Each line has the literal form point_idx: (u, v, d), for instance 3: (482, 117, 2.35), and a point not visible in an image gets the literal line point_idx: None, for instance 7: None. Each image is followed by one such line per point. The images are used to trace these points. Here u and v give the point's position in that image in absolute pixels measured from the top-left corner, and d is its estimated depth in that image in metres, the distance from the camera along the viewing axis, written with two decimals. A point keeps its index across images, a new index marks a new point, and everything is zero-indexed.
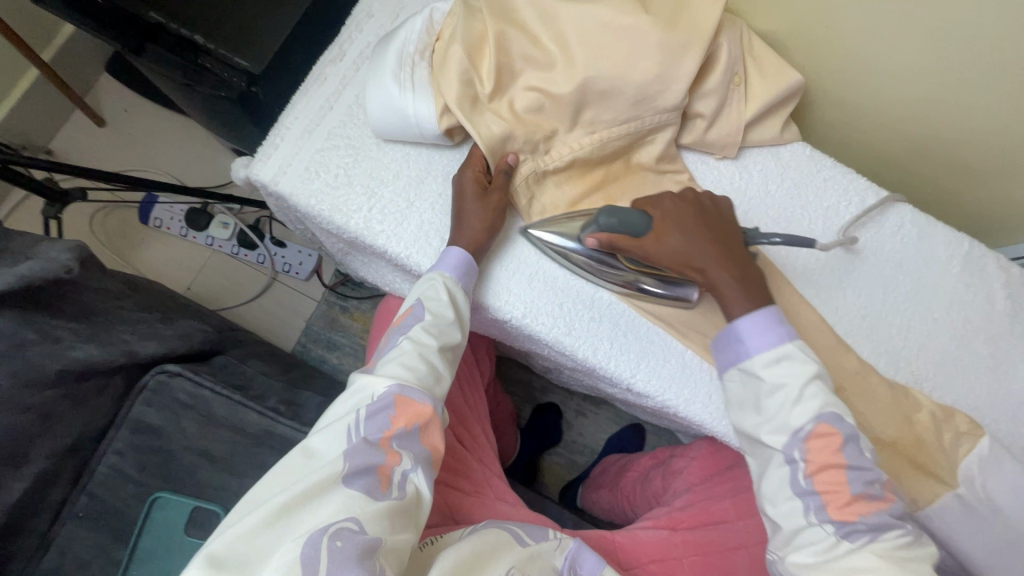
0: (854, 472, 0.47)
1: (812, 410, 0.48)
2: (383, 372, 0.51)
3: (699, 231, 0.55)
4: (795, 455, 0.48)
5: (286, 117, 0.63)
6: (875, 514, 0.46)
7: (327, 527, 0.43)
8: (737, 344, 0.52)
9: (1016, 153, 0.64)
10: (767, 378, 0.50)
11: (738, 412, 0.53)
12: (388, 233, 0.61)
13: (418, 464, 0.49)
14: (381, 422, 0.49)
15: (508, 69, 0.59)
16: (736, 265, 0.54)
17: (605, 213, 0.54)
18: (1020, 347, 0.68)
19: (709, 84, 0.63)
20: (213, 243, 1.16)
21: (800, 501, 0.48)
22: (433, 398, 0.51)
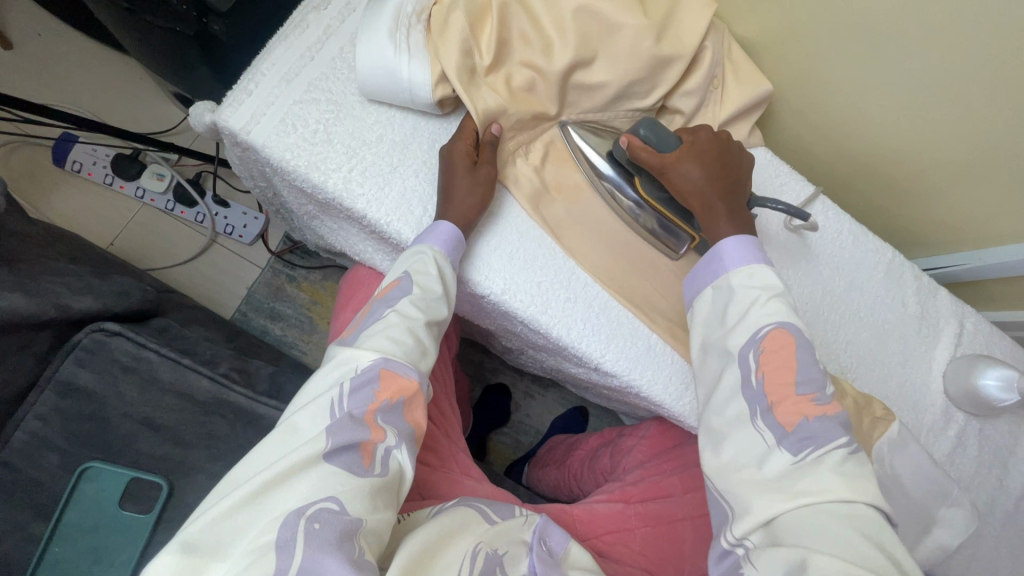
0: (803, 379, 0.47)
1: (775, 315, 0.50)
2: (368, 347, 0.49)
3: (710, 163, 0.57)
4: (749, 360, 0.49)
5: (262, 62, 0.58)
6: (815, 417, 0.45)
7: (307, 507, 0.41)
8: (720, 258, 0.55)
9: (942, 176, 0.73)
10: (738, 289, 0.53)
11: (704, 327, 0.55)
12: (368, 198, 0.58)
13: (402, 441, 0.47)
14: (364, 397, 0.47)
15: (506, 44, 0.59)
16: (733, 204, 0.57)
17: (646, 124, 0.59)
18: (920, 346, 0.79)
19: (692, 83, 0.65)
20: (144, 195, 1.05)
21: (749, 405, 0.48)
22: (418, 374, 0.50)
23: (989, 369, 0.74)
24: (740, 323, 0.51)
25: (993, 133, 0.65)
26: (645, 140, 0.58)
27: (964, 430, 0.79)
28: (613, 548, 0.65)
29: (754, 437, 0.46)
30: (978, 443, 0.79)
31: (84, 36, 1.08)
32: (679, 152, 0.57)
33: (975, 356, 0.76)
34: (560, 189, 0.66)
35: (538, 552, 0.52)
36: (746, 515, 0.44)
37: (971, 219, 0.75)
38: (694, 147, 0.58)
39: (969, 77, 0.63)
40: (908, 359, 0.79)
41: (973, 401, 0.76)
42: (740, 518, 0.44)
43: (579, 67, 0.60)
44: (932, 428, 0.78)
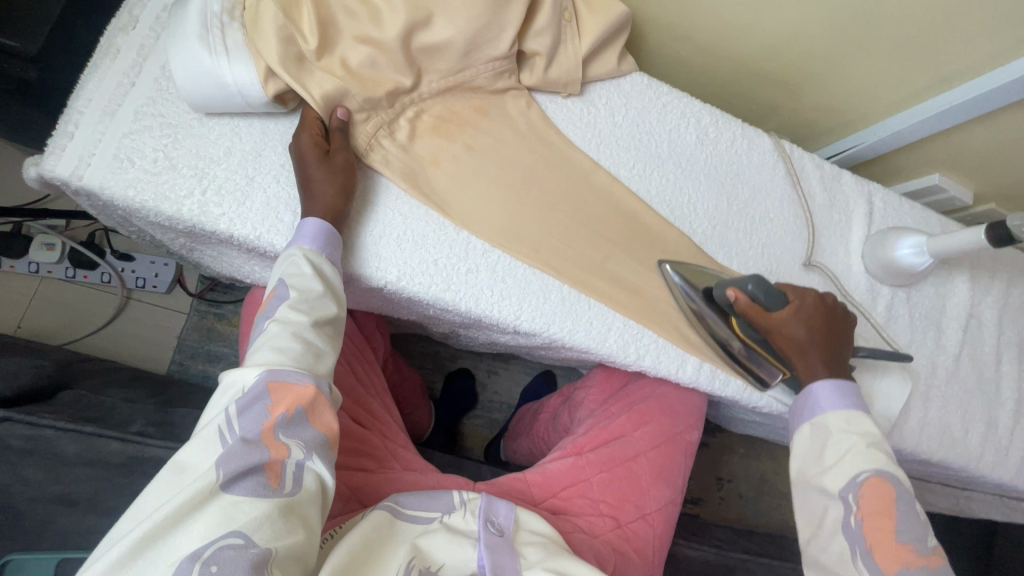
0: (903, 526, 0.51)
1: (874, 462, 0.54)
2: (253, 364, 0.49)
3: (818, 327, 0.61)
4: (849, 501, 0.53)
5: (78, 100, 0.54)
6: (919, 567, 0.49)
7: (204, 549, 0.41)
8: (817, 401, 0.59)
9: (820, 59, 0.74)
10: (834, 430, 0.57)
11: (800, 462, 0.59)
12: (231, 216, 0.55)
13: (311, 452, 0.48)
14: (256, 417, 0.47)
15: (331, 22, 0.56)
16: (831, 361, 0.61)
17: (755, 281, 0.60)
18: (835, 232, 0.80)
19: (540, 22, 0.64)
20: (39, 269, 1.00)
21: (848, 544, 0.52)
22: (314, 378, 0.51)
23: (902, 239, 0.76)
24: (838, 466, 0.55)
25: (857, 7, 0.66)
26: (753, 295, 0.60)
27: (893, 303, 0.80)
28: (571, 502, 0.65)
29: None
30: (909, 311, 0.81)
31: None
32: (786, 313, 0.60)
33: (887, 231, 0.78)
34: (437, 161, 0.63)
35: (486, 538, 0.53)
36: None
37: (862, 93, 0.76)
38: (801, 312, 0.60)
39: None
40: (828, 248, 0.80)
41: (893, 274, 0.77)
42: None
43: (417, 30, 0.58)
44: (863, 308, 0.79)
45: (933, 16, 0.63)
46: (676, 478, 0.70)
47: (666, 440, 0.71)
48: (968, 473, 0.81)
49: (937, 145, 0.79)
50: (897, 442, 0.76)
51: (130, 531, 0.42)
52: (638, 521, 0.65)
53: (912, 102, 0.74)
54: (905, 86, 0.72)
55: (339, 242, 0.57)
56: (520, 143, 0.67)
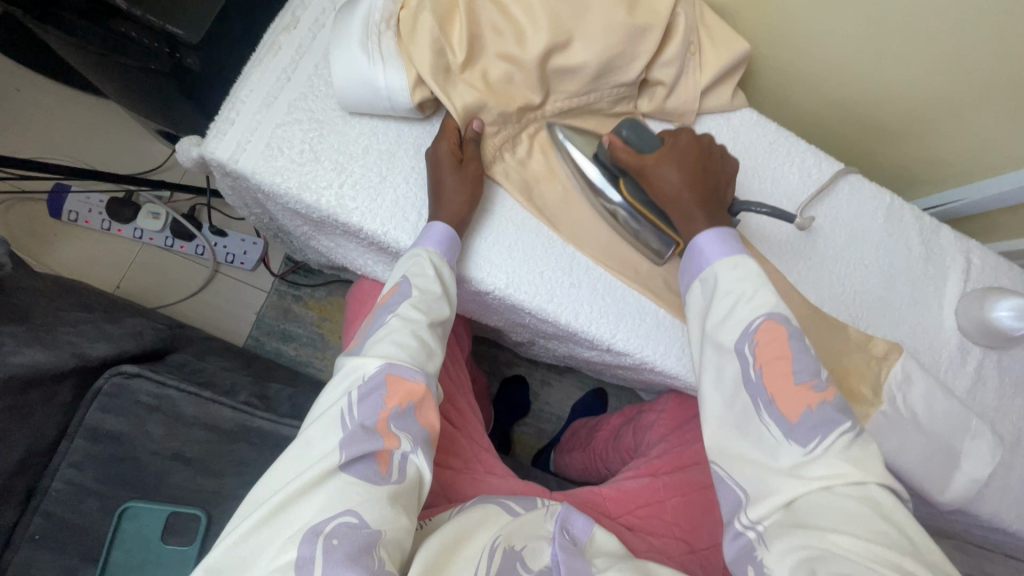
0: (800, 364, 0.47)
1: (765, 307, 0.50)
2: (373, 354, 0.52)
3: (692, 168, 0.57)
4: (746, 353, 0.49)
5: (240, 90, 0.58)
6: (820, 405, 0.46)
7: (324, 525, 0.44)
8: (700, 254, 0.55)
9: (929, 114, 0.74)
10: (721, 287, 0.53)
11: (693, 318, 0.55)
12: (363, 211, 0.59)
13: (416, 445, 0.50)
14: (374, 405, 0.50)
15: (477, 38, 0.59)
16: (710, 208, 0.56)
17: (628, 125, 0.59)
18: (930, 284, 0.79)
19: (669, 53, 0.65)
20: (142, 235, 1.06)
21: (750, 398, 0.48)
22: (425, 375, 0.53)
23: (1001, 300, 0.74)
24: (730, 318, 0.51)
25: (979, 67, 0.65)
26: (628, 140, 0.59)
27: (983, 364, 0.79)
28: (645, 521, 0.66)
29: (761, 432, 0.47)
30: (999, 374, 0.79)
31: (60, 84, 1.07)
32: (659, 154, 0.57)
33: (986, 289, 0.76)
34: (552, 176, 0.66)
35: (560, 540, 0.54)
36: (764, 499, 0.45)
37: (974, 151, 0.75)
38: (674, 153, 0.57)
39: (934, 20, 0.64)
40: (920, 300, 0.79)
41: (989, 335, 0.76)
42: (759, 502, 0.45)
43: (554, 52, 0.60)
44: (951, 365, 0.78)
45: None
46: None
47: None
48: None
49: None
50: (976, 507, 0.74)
51: (264, 500, 0.45)
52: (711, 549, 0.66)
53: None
54: (1015, 151, 0.71)
55: (458, 246, 0.60)
56: None
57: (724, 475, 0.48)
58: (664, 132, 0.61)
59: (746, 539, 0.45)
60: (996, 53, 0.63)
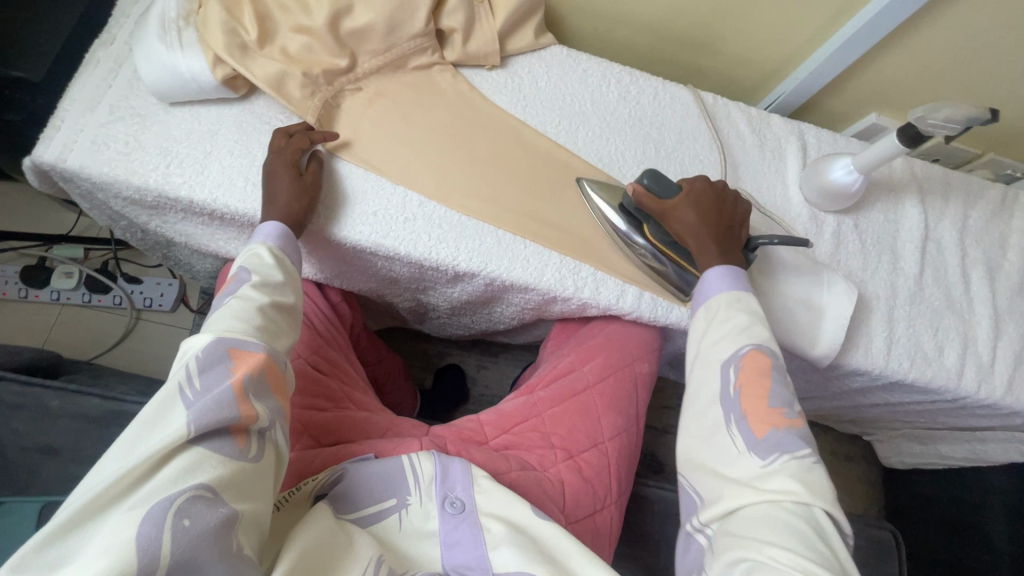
0: (777, 392, 0.52)
1: (756, 339, 0.56)
2: (213, 334, 0.51)
3: (708, 210, 0.64)
4: (729, 374, 0.54)
5: (65, 102, 0.65)
6: (784, 429, 0.50)
7: (175, 500, 0.40)
8: (711, 280, 0.61)
9: (723, 11, 0.81)
10: (731, 308, 0.59)
11: (689, 335, 0.61)
12: (191, 184, 0.64)
13: (272, 421, 0.49)
14: (221, 378, 0.48)
15: (268, 18, 0.66)
16: (725, 249, 0.63)
17: (650, 175, 0.66)
18: (771, 168, 0.84)
19: (451, 3, 0.73)
20: (60, 297, 1.11)
21: (723, 414, 0.53)
22: (271, 351, 0.53)
23: (833, 163, 0.78)
24: (722, 339, 0.57)
25: None
26: (648, 187, 0.65)
27: (840, 230, 0.82)
28: (524, 437, 0.66)
29: (724, 442, 0.52)
30: (858, 236, 0.82)
31: None
32: (678, 200, 0.64)
33: (820, 159, 0.81)
34: (373, 126, 0.71)
35: (449, 516, 0.54)
36: (714, 505, 0.50)
37: (780, 28, 0.82)
38: (693, 197, 0.65)
39: None
40: (765, 184, 0.83)
41: (830, 198, 0.80)
42: (710, 507, 0.50)
43: (341, 17, 0.67)
44: (808, 235, 0.81)
45: None
46: (628, 411, 0.70)
47: (615, 372, 0.72)
48: (953, 395, 0.79)
49: (860, 80, 0.88)
50: (860, 361, 0.76)
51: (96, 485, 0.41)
52: (590, 451, 0.65)
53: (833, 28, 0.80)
54: (814, 17, 0.79)
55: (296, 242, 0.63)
56: (450, 110, 0.74)
57: (689, 485, 0.54)
58: (680, 180, 0.68)
59: (700, 539, 0.50)
60: None
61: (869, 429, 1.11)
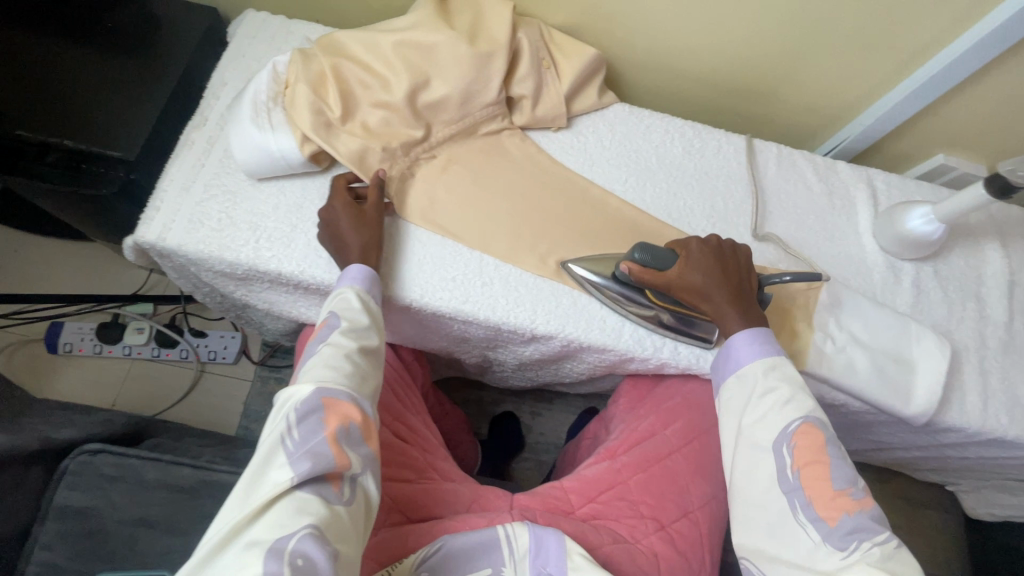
0: (838, 472, 0.50)
1: (800, 410, 0.54)
2: (309, 379, 0.51)
3: (718, 272, 0.63)
4: (783, 453, 0.52)
5: (162, 182, 0.68)
6: (857, 512, 0.48)
7: (286, 543, 0.42)
8: (734, 356, 0.60)
9: (787, 62, 0.81)
10: (761, 384, 0.57)
11: (728, 415, 0.58)
12: (280, 257, 0.66)
13: (365, 467, 0.49)
14: (317, 426, 0.48)
15: (350, 96, 0.69)
16: (744, 308, 0.62)
17: (639, 249, 0.64)
18: (842, 215, 0.82)
19: (522, 70, 0.74)
20: (131, 352, 1.15)
21: (787, 500, 0.51)
22: (361, 395, 0.52)
23: (910, 212, 0.76)
24: (767, 417, 0.55)
25: (812, 13, 0.74)
26: (643, 261, 0.63)
27: (919, 278, 0.79)
28: (612, 505, 0.65)
29: (796, 531, 0.49)
30: (939, 284, 0.79)
31: (49, 237, 1.21)
32: (679, 267, 0.63)
33: (894, 208, 0.79)
34: (447, 193, 0.72)
35: None
36: None
37: (845, 77, 0.82)
38: (693, 262, 0.63)
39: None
40: (837, 233, 0.81)
41: (909, 247, 0.77)
42: None
43: (419, 90, 0.69)
44: (886, 285, 0.79)
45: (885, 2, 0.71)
46: (713, 475, 0.69)
47: (697, 435, 0.71)
48: None
49: (926, 123, 0.86)
50: (955, 419, 0.72)
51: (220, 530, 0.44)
52: (681, 521, 0.64)
53: (901, 75, 0.80)
54: (882, 65, 0.79)
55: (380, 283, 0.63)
56: (520, 173, 0.75)
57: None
58: (670, 243, 0.67)
59: None
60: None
61: (951, 478, 1.05)
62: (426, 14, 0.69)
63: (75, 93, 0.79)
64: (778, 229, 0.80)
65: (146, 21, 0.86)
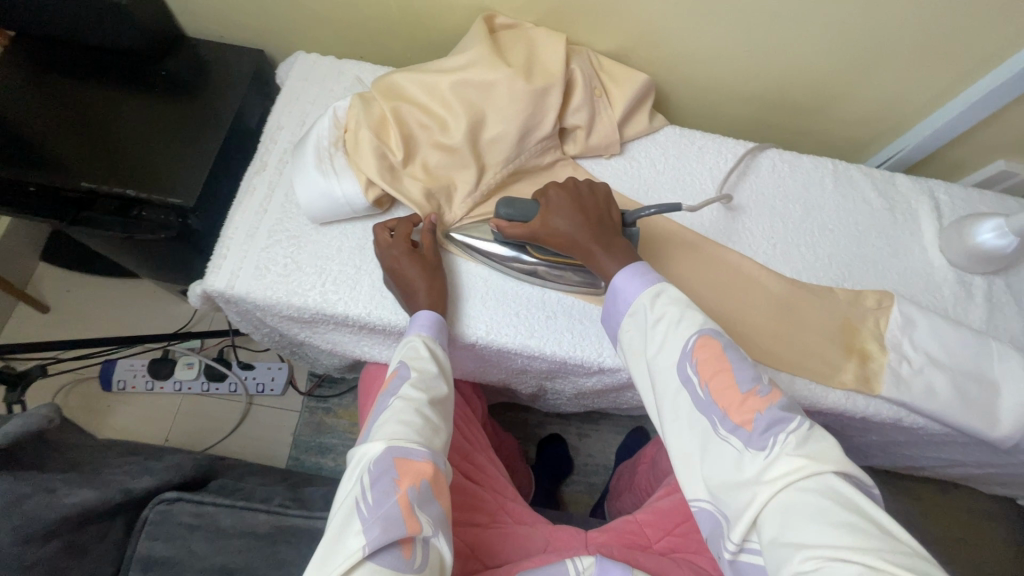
0: (741, 374, 0.48)
1: (694, 326, 0.52)
2: (379, 438, 0.49)
3: (578, 213, 0.62)
4: (688, 372, 0.50)
5: (227, 230, 0.69)
6: (767, 408, 0.46)
7: None
8: (621, 292, 0.58)
9: (842, 80, 0.80)
10: (653, 315, 0.54)
11: (636, 356, 0.56)
12: (347, 300, 0.66)
13: (438, 529, 0.46)
14: (388, 491, 0.46)
15: (410, 137, 0.69)
16: (614, 248, 0.60)
17: (504, 203, 0.63)
18: (905, 230, 0.80)
19: (576, 101, 0.74)
20: (181, 387, 1.16)
21: (704, 416, 0.48)
22: (431, 453, 0.49)
23: (978, 225, 0.73)
24: (663, 349, 0.52)
25: (871, 33, 0.73)
26: (510, 216, 0.63)
27: (991, 292, 0.77)
28: (690, 540, 0.63)
29: (722, 445, 0.46)
30: (1014, 298, 0.77)
31: (98, 277, 1.23)
32: (542, 215, 0.62)
33: (961, 221, 0.76)
34: None
35: None
36: (739, 517, 0.44)
37: (902, 92, 0.81)
38: (556, 207, 0.62)
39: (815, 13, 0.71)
40: (902, 248, 0.79)
41: (980, 261, 0.75)
42: (736, 525, 0.44)
43: (478, 127, 0.69)
44: (958, 301, 0.76)
45: (949, 19, 0.70)
46: None
47: None
48: None
49: (987, 132, 0.84)
50: None
51: None
52: None
53: (962, 87, 0.78)
54: (941, 78, 0.77)
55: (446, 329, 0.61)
56: None
57: (715, 510, 0.47)
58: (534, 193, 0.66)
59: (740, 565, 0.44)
60: (882, 17, 0.71)
61: (1022, 491, 1.01)
62: (482, 52, 0.69)
63: (133, 142, 0.81)
64: (841, 247, 0.78)
65: (198, 67, 0.88)
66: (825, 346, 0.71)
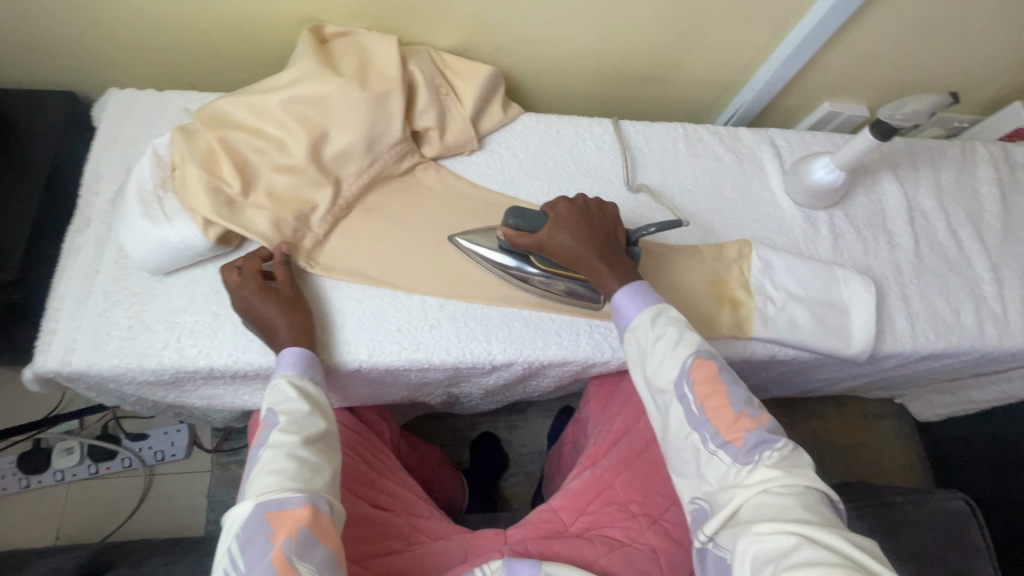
0: (734, 398, 0.52)
1: (691, 346, 0.55)
2: (251, 495, 0.47)
3: (582, 229, 0.63)
4: (685, 391, 0.53)
5: (52, 301, 0.61)
6: (755, 428, 0.51)
7: None
8: (622, 310, 0.60)
9: (673, 47, 0.84)
10: (652, 329, 0.57)
11: (635, 369, 0.58)
12: (208, 352, 0.61)
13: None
14: (263, 549, 0.44)
15: (247, 166, 0.65)
16: (616, 262, 0.62)
17: (513, 213, 0.64)
18: (754, 179, 0.86)
19: (421, 103, 0.72)
20: (63, 475, 1.05)
21: (697, 433, 0.52)
22: (311, 497, 0.47)
23: (813, 164, 0.82)
24: (665, 362, 0.55)
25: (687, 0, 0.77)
26: (517, 226, 0.64)
27: (833, 223, 0.85)
28: (603, 514, 0.65)
29: (712, 463, 0.51)
30: (851, 225, 0.85)
31: None
32: (549, 228, 0.63)
33: (797, 163, 0.84)
34: (373, 241, 0.69)
35: None
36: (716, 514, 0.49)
37: (728, 52, 0.86)
38: (561, 222, 0.63)
39: None
40: (754, 197, 0.85)
41: (817, 197, 0.83)
42: (712, 519, 0.49)
43: (321, 144, 0.66)
44: (806, 236, 0.84)
45: None
46: None
47: None
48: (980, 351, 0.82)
49: (808, 79, 0.92)
50: (890, 346, 0.78)
51: None
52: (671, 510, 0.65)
53: (776, 41, 0.85)
54: (758, 35, 0.83)
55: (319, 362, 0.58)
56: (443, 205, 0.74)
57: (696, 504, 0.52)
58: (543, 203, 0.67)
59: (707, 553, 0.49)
60: None
61: (897, 390, 1.14)
62: (308, 65, 0.66)
63: None
64: (700, 204, 0.83)
65: None
66: (699, 301, 0.75)
